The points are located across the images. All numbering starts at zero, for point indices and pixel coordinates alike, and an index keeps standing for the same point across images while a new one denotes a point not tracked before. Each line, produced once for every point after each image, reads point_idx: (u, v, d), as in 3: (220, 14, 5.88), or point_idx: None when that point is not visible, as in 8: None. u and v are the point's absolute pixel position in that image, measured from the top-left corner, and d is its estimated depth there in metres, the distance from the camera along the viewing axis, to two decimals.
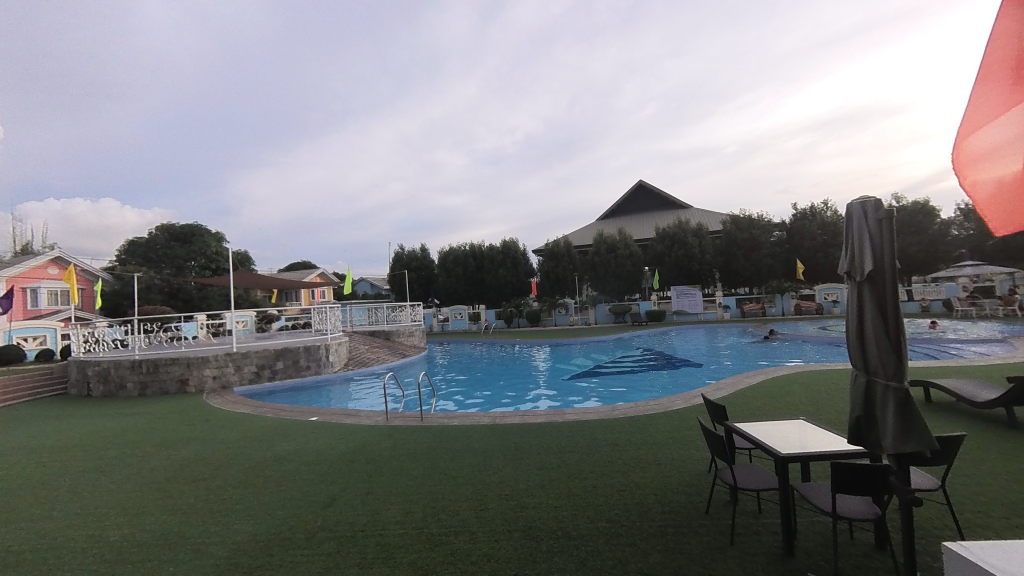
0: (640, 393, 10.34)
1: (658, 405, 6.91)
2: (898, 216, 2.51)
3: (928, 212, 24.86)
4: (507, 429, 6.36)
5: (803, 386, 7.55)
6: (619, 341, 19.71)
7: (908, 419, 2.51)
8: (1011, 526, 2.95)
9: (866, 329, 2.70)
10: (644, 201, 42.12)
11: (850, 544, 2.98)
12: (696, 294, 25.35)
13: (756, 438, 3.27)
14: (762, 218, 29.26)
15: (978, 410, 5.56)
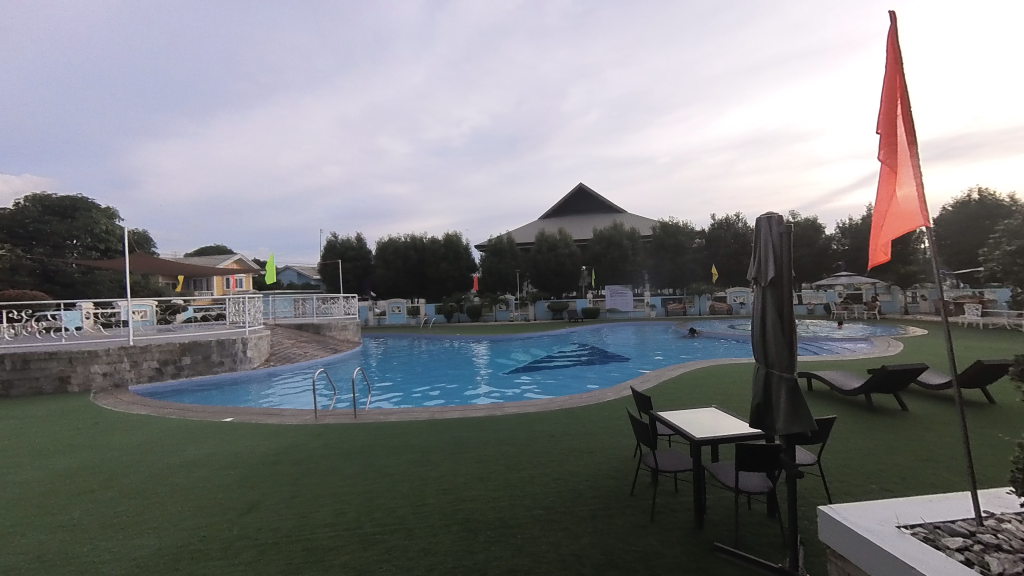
0: (574, 387, 10.83)
1: (591, 398, 7.31)
2: (796, 232, 2.92)
3: (816, 229, 29.00)
4: (446, 424, 6.33)
5: (715, 378, 8.42)
6: (557, 338, 20.40)
7: (797, 405, 2.93)
8: (865, 491, 3.60)
9: (767, 328, 3.10)
10: (584, 204, 44.02)
11: (748, 515, 3.43)
12: (628, 293, 27.06)
13: (676, 425, 3.61)
14: (686, 226, 32.04)
15: (846, 396, 6.66)
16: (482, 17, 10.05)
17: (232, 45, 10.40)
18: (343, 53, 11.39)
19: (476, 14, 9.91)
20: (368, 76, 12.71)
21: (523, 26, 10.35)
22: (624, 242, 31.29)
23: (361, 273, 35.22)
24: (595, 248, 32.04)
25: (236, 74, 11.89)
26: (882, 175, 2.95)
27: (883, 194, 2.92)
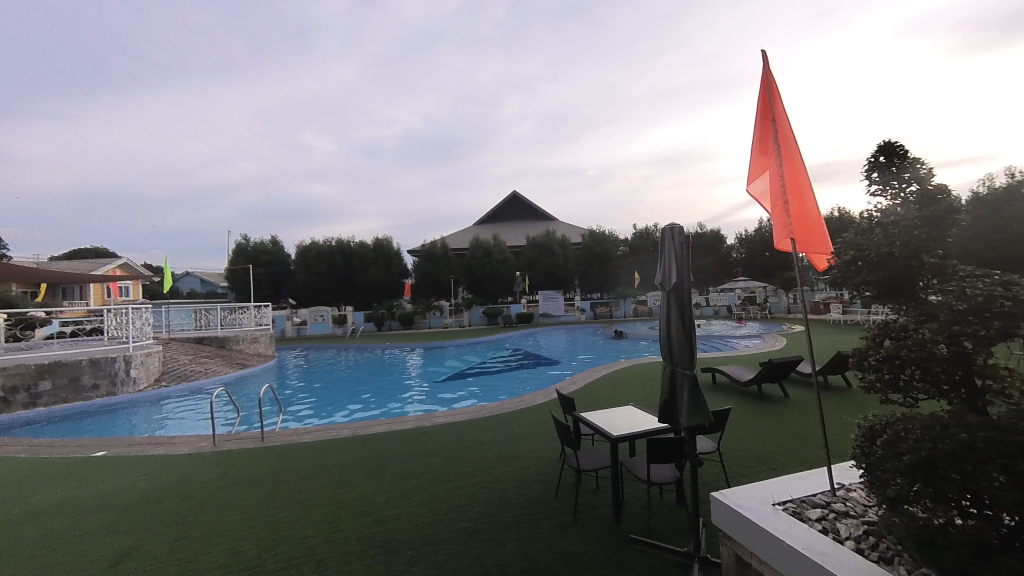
0: (506, 392, 10.91)
1: (520, 402, 7.38)
2: (692, 241, 3.23)
3: (718, 239, 32.80)
4: (370, 439, 5.98)
5: (635, 377, 9.02)
6: (491, 343, 20.43)
7: (697, 398, 3.21)
8: (756, 471, 4.06)
9: (672, 329, 3.35)
10: (517, 210, 45.02)
11: (661, 504, 3.68)
12: (559, 298, 28.00)
13: (596, 424, 3.76)
14: (611, 234, 34.23)
15: (742, 387, 7.54)
16: (415, 20, 9.83)
17: (117, 18, 8.97)
18: (261, 42, 10.32)
19: (409, 15, 9.63)
20: (289, 68, 11.69)
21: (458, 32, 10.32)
22: (556, 248, 32.51)
23: (277, 280, 32.21)
24: (528, 255, 32.84)
25: (123, 53, 10.20)
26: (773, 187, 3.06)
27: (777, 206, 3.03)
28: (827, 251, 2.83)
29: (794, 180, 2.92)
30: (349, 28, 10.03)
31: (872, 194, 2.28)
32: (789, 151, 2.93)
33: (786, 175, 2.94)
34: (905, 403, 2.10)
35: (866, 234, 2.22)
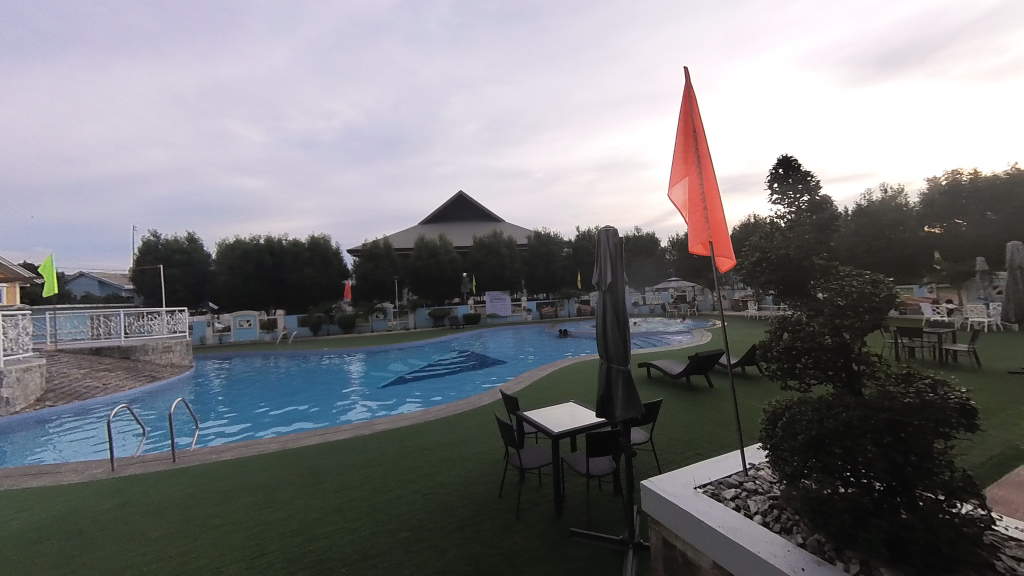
0: (452, 395, 10.76)
1: (465, 404, 7.32)
2: (624, 243, 3.41)
3: (653, 242, 35.07)
4: (302, 452, 5.57)
5: (577, 374, 9.33)
6: (437, 345, 20.06)
7: (630, 392, 3.38)
8: (684, 457, 4.39)
9: (608, 327, 3.50)
10: (463, 211, 44.72)
11: (598, 495, 3.84)
12: (506, 299, 28.19)
13: (538, 423, 3.82)
14: (556, 236, 35.17)
15: (672, 379, 8.10)
16: (354, 11, 9.36)
17: None
18: (177, 21, 9.18)
19: (348, 4, 9.15)
20: (210, 50, 10.58)
21: (402, 27, 9.99)
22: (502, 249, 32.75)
23: (195, 282, 29.01)
24: (475, 256, 32.76)
25: None
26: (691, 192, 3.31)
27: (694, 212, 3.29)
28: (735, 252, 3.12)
29: (709, 187, 3.19)
30: (281, 12, 9.30)
31: (774, 203, 2.52)
32: (705, 161, 3.19)
33: (702, 183, 3.21)
34: (799, 389, 2.37)
35: (769, 237, 2.46)
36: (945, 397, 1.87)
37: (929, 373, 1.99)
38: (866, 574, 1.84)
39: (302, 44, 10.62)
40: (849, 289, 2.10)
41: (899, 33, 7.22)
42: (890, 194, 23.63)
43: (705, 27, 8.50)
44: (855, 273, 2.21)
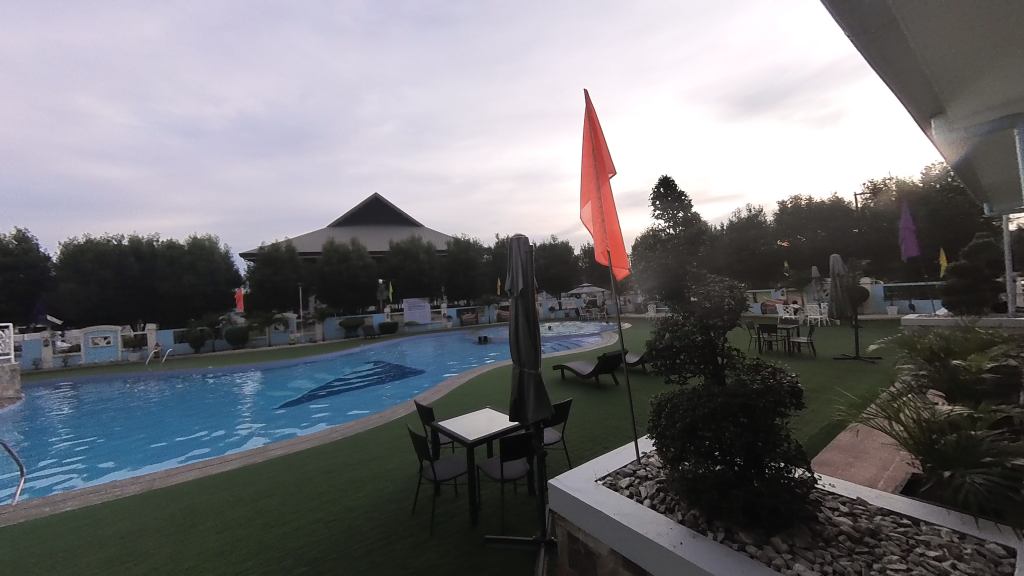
0: (364, 409, 10.10)
1: (377, 420, 6.93)
2: (535, 251, 3.58)
3: (567, 250, 37.22)
4: (177, 491, 4.73)
5: (495, 380, 9.42)
6: (349, 356, 18.71)
7: (541, 394, 3.52)
8: (593, 451, 4.70)
9: (520, 332, 3.61)
10: (378, 214, 42.71)
11: (513, 498, 3.90)
12: (425, 306, 27.44)
13: (453, 432, 3.75)
14: (476, 242, 35.35)
15: (583, 379, 8.63)
16: None
17: None
18: None
19: None
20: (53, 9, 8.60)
21: (311, 14, 9.21)
22: (421, 255, 31.88)
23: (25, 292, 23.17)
24: (392, 261, 31.38)
25: None
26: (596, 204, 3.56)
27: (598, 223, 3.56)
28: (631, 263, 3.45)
29: (608, 203, 3.48)
30: None
31: (657, 217, 2.80)
32: (604, 178, 3.48)
33: (602, 199, 3.49)
34: (678, 382, 2.68)
35: (654, 247, 2.74)
36: (781, 381, 2.30)
37: (770, 362, 2.42)
38: (729, 539, 2.14)
39: (186, 16, 9.06)
40: (714, 294, 2.46)
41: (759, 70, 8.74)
42: (753, 212, 28.36)
43: (608, 56, 9.35)
44: (718, 279, 2.59)
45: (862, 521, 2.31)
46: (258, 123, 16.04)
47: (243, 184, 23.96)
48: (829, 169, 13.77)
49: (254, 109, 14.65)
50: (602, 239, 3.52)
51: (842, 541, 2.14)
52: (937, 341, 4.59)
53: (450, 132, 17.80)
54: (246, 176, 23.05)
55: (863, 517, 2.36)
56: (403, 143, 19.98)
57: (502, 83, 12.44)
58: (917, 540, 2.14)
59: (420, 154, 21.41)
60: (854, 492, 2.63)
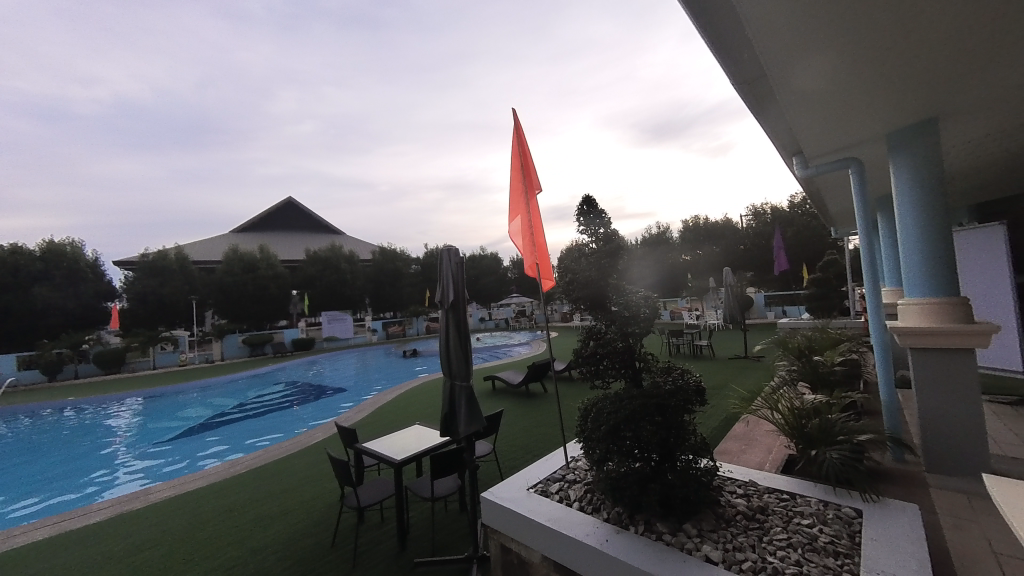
0: (275, 435, 9.09)
1: (290, 447, 6.29)
2: (465, 263, 3.60)
3: (497, 261, 37.72)
4: (18, 556, 3.79)
5: (424, 394, 9.12)
6: (256, 377, 16.75)
7: (473, 406, 3.49)
8: (524, 459, 4.76)
9: (450, 344, 3.56)
10: (293, 220, 39.32)
11: (443, 516, 3.78)
12: (347, 319, 25.71)
13: (379, 452, 3.55)
14: (403, 252, 34.17)
15: (514, 388, 8.73)
16: None
17: None
18: None
19: None
20: None
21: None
22: (342, 265, 29.90)
23: None
24: (308, 271, 28.98)
25: None
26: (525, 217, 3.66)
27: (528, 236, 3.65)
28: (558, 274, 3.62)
29: (536, 217, 3.63)
30: None
31: (582, 232, 2.97)
32: (532, 194, 3.62)
33: (530, 213, 3.63)
34: (602, 387, 2.85)
35: (579, 260, 2.90)
36: (688, 381, 2.58)
37: (679, 364, 2.70)
38: (648, 531, 2.32)
39: None
40: (631, 304, 2.68)
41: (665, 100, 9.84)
42: (661, 229, 31.54)
43: (533, 77, 9.85)
44: (634, 290, 2.83)
45: (754, 500, 2.65)
46: (142, 111, 13.76)
47: (121, 180, 20.45)
48: (720, 194, 15.91)
49: (137, 94, 12.48)
50: (532, 253, 3.63)
51: (738, 520, 2.44)
52: (802, 340, 5.51)
53: (375, 138, 17.10)
54: (124, 170, 19.70)
55: (754, 497, 2.71)
56: (323, 145, 18.68)
57: (432, 92, 12.27)
58: (794, 511, 2.52)
59: (342, 158, 20.25)
60: (747, 474, 3.02)
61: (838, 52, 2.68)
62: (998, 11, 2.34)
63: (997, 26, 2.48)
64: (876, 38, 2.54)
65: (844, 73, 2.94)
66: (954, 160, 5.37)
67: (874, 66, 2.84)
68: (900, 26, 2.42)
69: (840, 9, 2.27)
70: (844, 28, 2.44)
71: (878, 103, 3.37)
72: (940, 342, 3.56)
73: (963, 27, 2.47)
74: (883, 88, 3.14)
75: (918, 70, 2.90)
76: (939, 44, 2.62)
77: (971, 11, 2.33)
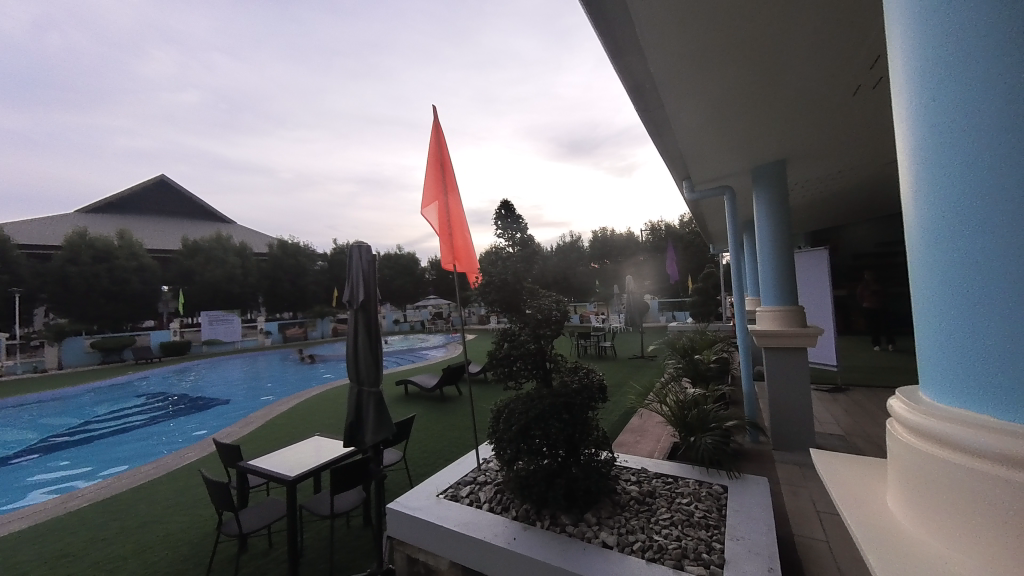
0: (132, 457, 7.58)
1: (153, 470, 5.32)
2: (378, 262, 3.42)
3: (413, 261, 36.41)
4: None
5: (326, 403, 8.38)
6: (108, 389, 13.77)
7: (381, 413, 3.29)
8: (434, 465, 4.64)
9: (359, 348, 3.33)
10: (166, 203, 33.44)
11: (344, 534, 3.50)
12: (234, 320, 22.52)
13: (268, 470, 3.15)
14: (307, 247, 31.10)
15: (427, 392, 8.47)
16: None
17: None
18: None
19: None
20: None
21: None
22: (230, 258, 26.17)
23: None
24: (185, 264, 24.81)
25: None
26: (443, 220, 3.60)
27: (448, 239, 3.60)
28: (476, 270, 3.69)
29: (456, 216, 3.63)
30: None
31: (499, 236, 3.00)
32: (451, 193, 3.60)
33: (449, 211, 3.59)
34: (513, 388, 2.90)
35: (496, 263, 2.92)
36: (592, 380, 2.77)
37: (584, 364, 2.88)
38: (553, 524, 2.43)
39: None
40: (544, 307, 2.79)
41: (580, 120, 10.58)
42: (573, 237, 33.58)
43: (456, 80, 9.82)
44: (547, 295, 2.95)
45: (645, 485, 2.94)
46: None
47: None
48: (624, 209, 17.54)
49: None
50: (456, 254, 3.62)
51: (631, 505, 2.68)
52: (688, 341, 6.29)
53: (279, 119, 15.38)
54: None
55: (644, 482, 3.01)
56: (210, 120, 16.22)
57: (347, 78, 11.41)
58: (676, 492, 2.85)
59: (235, 137, 17.80)
60: (640, 463, 3.33)
61: (724, 88, 3.08)
62: (828, 76, 2.97)
63: (829, 87, 3.13)
64: (752, 79, 2.98)
65: (731, 109, 3.39)
66: (795, 194, 6.65)
67: (749, 106, 3.35)
68: (770, 71, 2.88)
69: (722, 50, 2.63)
70: (727, 66, 2.82)
71: (752, 140, 4.00)
72: (786, 342, 4.35)
73: (809, 83, 3.06)
74: (756, 127, 3.72)
75: (778, 115, 3.51)
76: (793, 95, 3.21)
77: (815, 70, 2.90)
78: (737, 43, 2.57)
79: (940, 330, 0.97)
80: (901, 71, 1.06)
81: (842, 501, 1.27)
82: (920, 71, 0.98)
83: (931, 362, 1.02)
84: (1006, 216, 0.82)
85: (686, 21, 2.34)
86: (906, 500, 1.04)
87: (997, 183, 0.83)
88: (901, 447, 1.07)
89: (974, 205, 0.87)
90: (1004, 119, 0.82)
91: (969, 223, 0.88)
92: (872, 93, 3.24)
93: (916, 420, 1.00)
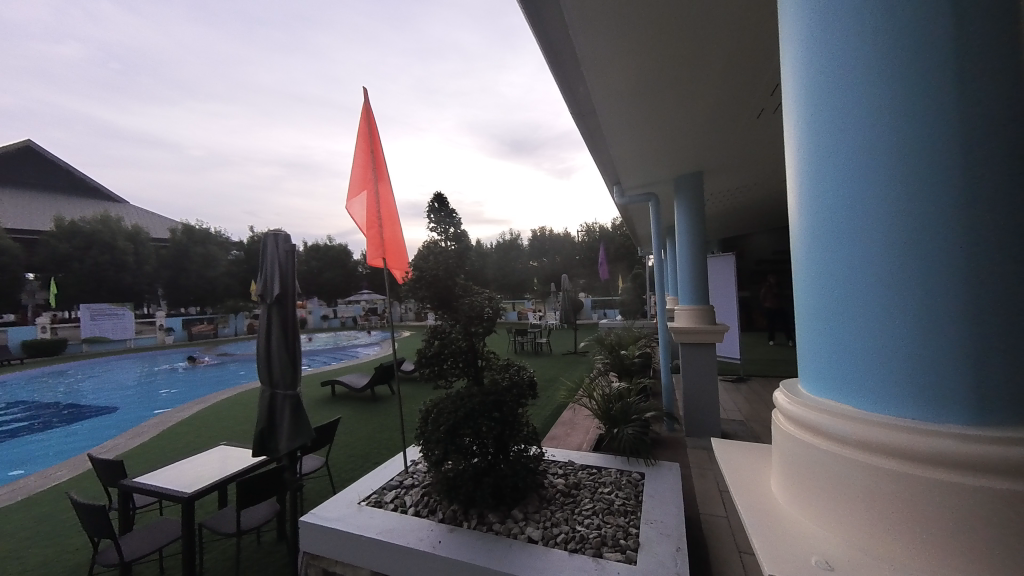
0: None
1: (7, 495, 4.42)
2: (299, 254, 3.16)
3: (345, 254, 34.16)
4: None
5: (238, 408, 7.57)
6: None
7: (298, 417, 3.04)
8: (360, 470, 4.40)
9: (272, 346, 3.03)
10: (32, 176, 27.88)
11: (253, 550, 3.18)
12: (127, 314, 19.49)
13: (159, 487, 2.74)
14: (218, 234, 27.82)
15: (358, 393, 8.03)
16: None
17: None
18: None
19: None
20: None
21: None
22: (123, 243, 22.36)
23: None
24: (58, 248, 20.88)
25: None
26: (369, 216, 3.39)
27: (374, 237, 3.40)
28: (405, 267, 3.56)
29: (386, 207, 3.45)
30: None
31: (432, 230, 2.91)
32: (382, 181, 3.41)
33: (379, 201, 3.40)
34: (444, 386, 2.84)
35: (428, 257, 2.81)
36: (523, 377, 2.80)
37: (516, 361, 2.89)
38: (480, 524, 2.42)
39: None
40: (476, 304, 2.76)
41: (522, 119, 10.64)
42: (513, 236, 33.87)
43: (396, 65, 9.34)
44: (481, 292, 2.91)
45: (571, 478, 3.04)
46: None
47: None
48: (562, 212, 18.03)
49: None
50: (384, 252, 3.44)
51: (557, 498, 2.76)
52: (615, 337, 6.67)
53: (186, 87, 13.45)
54: None
55: (570, 474, 3.12)
56: (95, 82, 13.73)
57: (270, 51, 10.28)
58: (599, 482, 2.99)
59: (128, 103, 15.23)
60: (567, 456, 3.45)
61: (648, 104, 3.31)
62: (735, 100, 3.30)
63: (738, 110, 3.48)
64: (672, 98, 3.23)
65: (655, 123, 3.64)
66: (711, 204, 7.34)
67: (671, 122, 3.63)
68: (687, 93, 3.15)
69: (648, 69, 2.81)
70: (651, 83, 3.00)
71: (674, 152, 4.33)
72: (699, 338, 4.79)
73: (722, 104, 3.37)
74: (675, 140, 4.04)
75: (695, 130, 3.83)
76: (708, 115, 3.54)
77: (727, 93, 3.21)
78: (659, 63, 2.75)
79: (816, 330, 1.11)
80: (790, 91, 1.20)
81: (734, 486, 1.41)
82: (808, 102, 1.11)
83: (808, 357, 1.16)
84: (870, 224, 0.95)
85: (619, 38, 2.44)
86: (784, 481, 1.19)
87: (861, 203, 0.97)
88: (782, 435, 1.21)
89: (840, 216, 1.02)
90: (870, 140, 0.95)
91: (839, 231, 1.02)
92: (771, 117, 3.67)
93: (795, 410, 1.14)
